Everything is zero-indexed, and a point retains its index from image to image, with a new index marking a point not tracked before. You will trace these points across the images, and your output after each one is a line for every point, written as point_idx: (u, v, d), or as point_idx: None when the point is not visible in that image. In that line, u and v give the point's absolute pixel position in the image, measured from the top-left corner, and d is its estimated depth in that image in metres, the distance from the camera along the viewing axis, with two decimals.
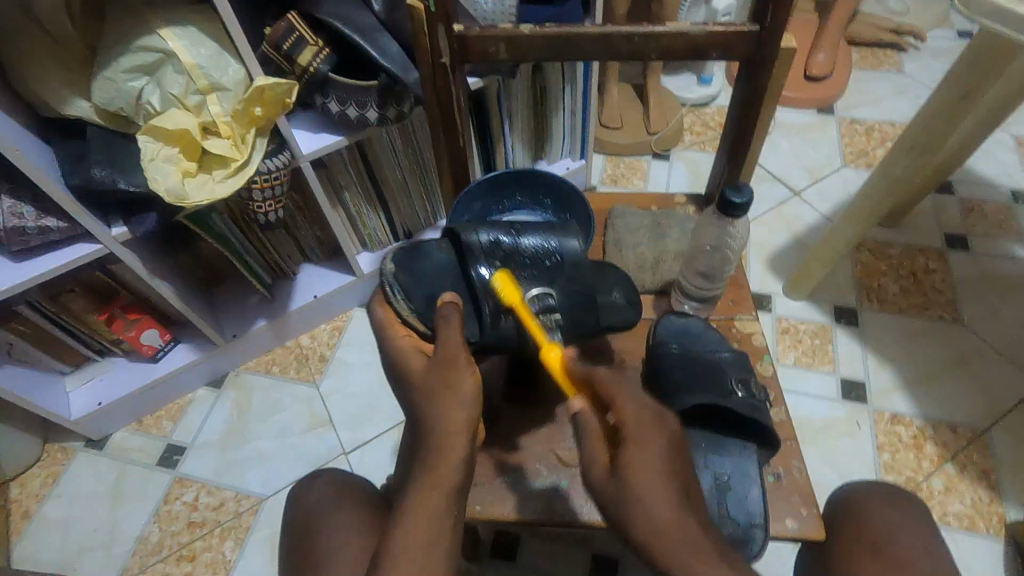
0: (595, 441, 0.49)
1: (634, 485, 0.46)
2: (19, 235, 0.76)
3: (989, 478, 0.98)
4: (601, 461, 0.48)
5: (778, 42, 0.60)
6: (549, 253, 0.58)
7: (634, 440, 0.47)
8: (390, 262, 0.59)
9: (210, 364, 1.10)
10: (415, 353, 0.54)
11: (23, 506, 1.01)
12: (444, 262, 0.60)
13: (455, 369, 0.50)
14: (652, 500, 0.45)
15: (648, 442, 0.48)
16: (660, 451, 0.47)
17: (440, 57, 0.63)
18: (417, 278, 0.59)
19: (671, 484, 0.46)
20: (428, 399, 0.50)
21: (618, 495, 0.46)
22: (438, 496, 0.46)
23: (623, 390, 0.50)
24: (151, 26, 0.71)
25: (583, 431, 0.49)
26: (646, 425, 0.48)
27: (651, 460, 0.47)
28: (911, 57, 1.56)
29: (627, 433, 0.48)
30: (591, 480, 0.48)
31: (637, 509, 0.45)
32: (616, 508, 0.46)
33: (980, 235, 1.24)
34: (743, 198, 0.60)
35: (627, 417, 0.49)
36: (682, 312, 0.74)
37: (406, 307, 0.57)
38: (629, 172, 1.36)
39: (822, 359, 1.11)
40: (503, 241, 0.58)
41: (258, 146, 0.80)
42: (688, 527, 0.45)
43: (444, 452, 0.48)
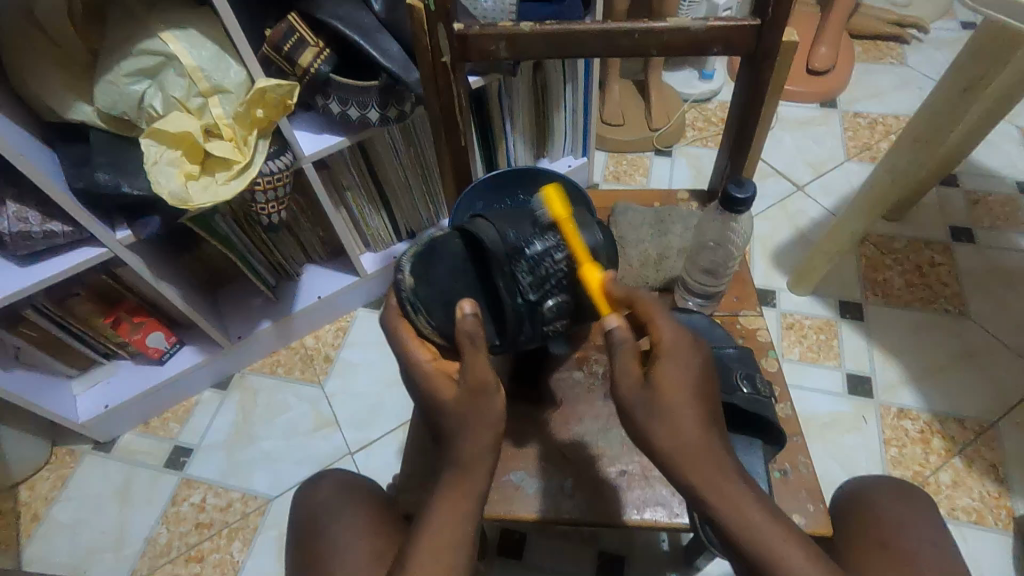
0: (628, 357, 0.50)
1: (674, 397, 0.48)
2: (25, 239, 0.76)
3: (997, 471, 0.97)
4: (634, 373, 0.49)
5: (780, 33, 0.60)
6: (575, 251, 0.55)
7: (670, 355, 0.50)
8: (406, 276, 0.56)
9: (216, 366, 1.10)
10: (442, 378, 0.53)
11: (32, 508, 1.02)
12: (459, 264, 0.56)
13: (485, 394, 0.50)
14: (682, 422, 0.47)
15: (683, 356, 0.50)
16: (695, 368, 0.50)
17: (441, 56, 0.63)
18: (435, 290, 0.55)
19: (699, 408, 0.48)
20: (457, 424, 0.50)
21: (654, 406, 0.48)
22: (461, 502, 0.48)
23: (659, 314, 0.53)
24: (152, 30, 0.72)
25: (617, 348, 0.50)
26: (682, 345, 0.51)
27: (687, 368, 0.50)
28: (913, 49, 1.55)
29: (663, 349, 0.51)
30: (618, 389, 0.50)
31: (671, 424, 0.47)
32: (649, 415, 0.48)
33: (985, 227, 1.23)
34: (746, 193, 0.60)
35: (663, 336, 0.52)
36: (687, 309, 0.72)
37: (427, 323, 0.55)
38: (631, 169, 1.36)
39: (827, 353, 1.10)
40: (527, 247, 0.53)
41: (260, 148, 0.81)
42: (712, 451, 0.46)
43: (472, 470, 0.49)
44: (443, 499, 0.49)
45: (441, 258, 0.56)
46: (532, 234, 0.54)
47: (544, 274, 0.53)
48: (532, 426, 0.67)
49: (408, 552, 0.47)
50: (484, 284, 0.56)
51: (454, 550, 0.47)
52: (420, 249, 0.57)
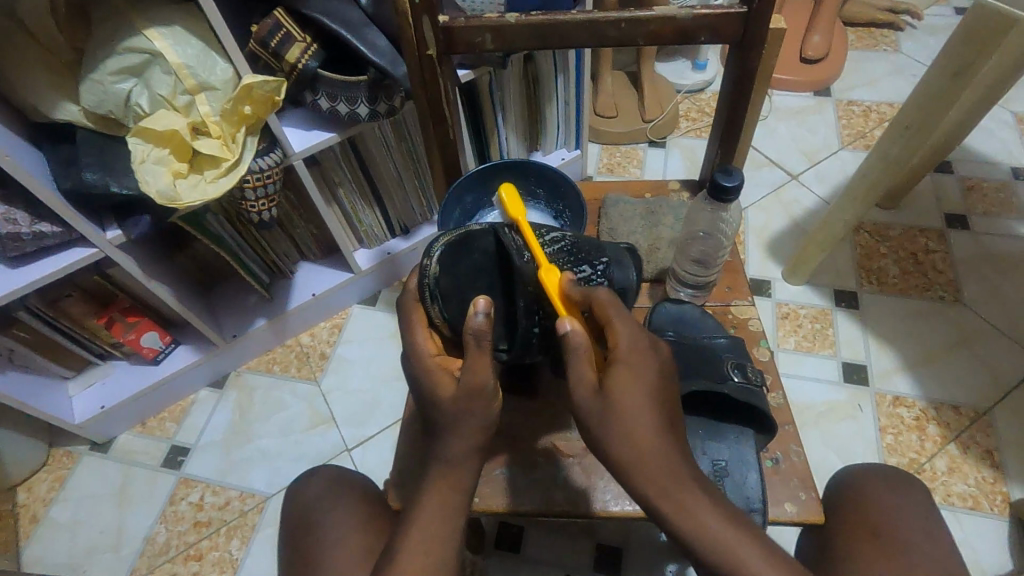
0: (583, 362, 0.48)
1: (623, 404, 0.45)
2: (14, 241, 0.76)
3: (992, 458, 0.98)
4: (587, 380, 0.47)
5: (766, 21, 0.59)
6: (595, 285, 0.58)
7: (625, 365, 0.47)
8: (434, 262, 0.57)
9: (211, 365, 1.10)
10: (442, 374, 0.53)
11: (31, 510, 1.02)
12: (485, 266, 0.57)
13: (483, 397, 0.49)
14: (638, 425, 0.45)
15: (639, 364, 0.48)
16: (651, 378, 0.47)
17: (427, 48, 0.62)
18: (457, 284, 0.56)
19: (656, 413, 0.46)
20: (450, 422, 0.50)
21: (604, 417, 0.46)
22: (434, 488, 0.49)
23: (618, 317, 0.50)
24: (137, 27, 0.71)
25: (571, 352, 0.48)
26: (640, 355, 0.48)
27: (640, 384, 0.47)
28: (907, 36, 1.55)
29: (617, 358, 0.48)
30: (573, 400, 0.47)
31: (626, 429, 0.45)
32: (602, 426, 0.46)
33: (980, 214, 1.23)
34: (734, 182, 0.60)
35: (620, 340, 0.48)
36: (678, 300, 0.73)
37: (440, 313, 0.56)
38: (625, 161, 1.36)
39: (822, 343, 1.10)
40: (559, 279, 0.56)
41: (248, 145, 0.80)
42: (666, 458, 0.45)
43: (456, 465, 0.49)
44: (424, 491, 0.49)
45: (474, 256, 0.57)
46: (566, 264, 0.57)
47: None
48: (524, 419, 0.67)
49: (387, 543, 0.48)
50: (503, 290, 0.57)
51: (433, 540, 0.47)
52: (454, 239, 0.58)
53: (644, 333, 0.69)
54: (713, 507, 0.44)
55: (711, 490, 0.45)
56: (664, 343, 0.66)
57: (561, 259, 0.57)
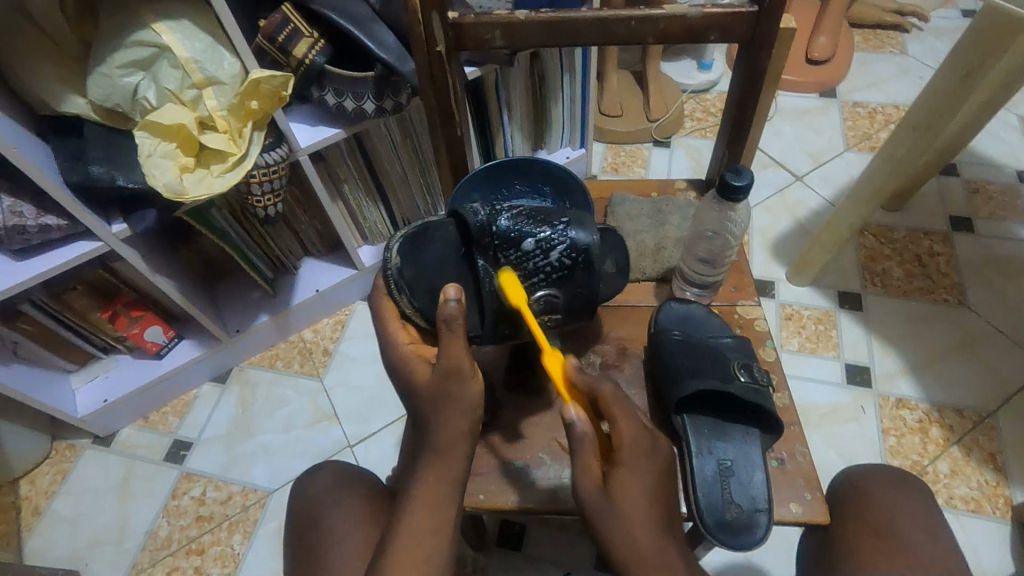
0: (589, 455, 0.49)
1: (624, 504, 0.49)
2: (20, 234, 0.76)
3: (995, 461, 0.98)
4: (592, 473, 0.49)
5: (777, 21, 0.59)
6: (557, 245, 0.55)
7: (627, 462, 0.50)
8: (395, 250, 0.56)
9: (213, 360, 1.10)
10: (418, 361, 0.54)
11: (33, 502, 1.02)
12: (447, 250, 0.57)
13: (459, 379, 0.50)
14: (636, 526, 0.49)
15: (640, 463, 0.51)
16: (650, 476, 0.51)
17: (436, 45, 0.62)
18: (423, 272, 0.56)
19: (654, 512, 0.50)
20: (433, 408, 0.50)
21: (606, 513, 0.49)
22: (438, 484, 0.49)
23: (622, 409, 0.52)
24: (145, 21, 0.71)
25: (576, 443, 0.49)
26: (642, 450, 0.51)
27: (640, 481, 0.50)
28: (914, 38, 1.54)
29: (621, 454, 0.50)
30: (576, 488, 0.50)
31: (624, 529, 0.49)
32: (602, 521, 0.49)
33: (985, 217, 1.23)
34: (743, 182, 0.60)
35: (625, 439, 0.51)
36: (684, 299, 0.73)
37: (409, 304, 0.57)
38: (629, 161, 1.35)
39: (825, 344, 1.10)
40: (519, 241, 0.55)
41: (255, 139, 0.80)
42: (663, 557, 0.48)
43: (445, 454, 0.50)
44: (429, 488, 0.49)
45: (433, 241, 0.57)
46: (528, 225, 0.55)
47: (531, 269, 0.55)
48: (528, 417, 0.67)
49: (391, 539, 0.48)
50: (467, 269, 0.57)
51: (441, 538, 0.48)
52: (415, 228, 0.58)
53: (650, 333, 0.69)
54: None
55: None
56: (669, 342, 0.66)
57: (521, 222, 0.55)
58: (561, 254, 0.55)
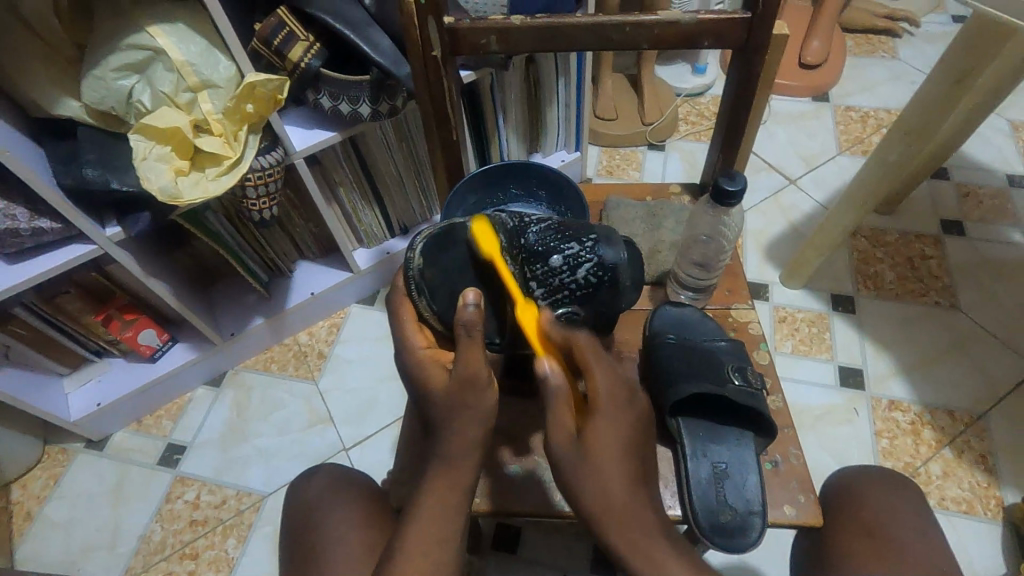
0: (563, 407, 0.50)
1: (598, 456, 0.49)
2: (13, 237, 0.75)
3: (987, 462, 0.98)
4: (565, 426, 0.49)
5: (770, 27, 0.60)
6: (584, 262, 0.56)
7: (602, 414, 0.51)
8: (417, 254, 0.57)
9: (208, 363, 1.09)
10: (434, 366, 0.54)
11: (25, 507, 1.01)
12: (471, 256, 0.58)
13: (476, 387, 0.50)
14: (610, 477, 0.49)
15: (615, 415, 0.51)
16: (625, 430, 0.51)
17: (431, 49, 0.62)
18: (444, 276, 0.57)
19: (628, 466, 0.50)
20: (446, 416, 0.50)
21: (580, 468, 0.49)
22: (448, 495, 0.49)
23: (598, 363, 0.53)
24: (139, 24, 0.71)
25: (550, 395, 0.50)
26: (617, 403, 0.52)
27: (615, 436, 0.51)
28: (905, 43, 1.56)
29: (596, 406, 0.51)
30: (550, 446, 0.49)
31: (598, 483, 0.48)
32: (578, 475, 0.49)
33: (975, 220, 1.24)
34: (737, 186, 0.60)
35: (600, 391, 0.52)
36: (679, 302, 0.73)
37: (428, 307, 0.57)
38: (624, 164, 1.36)
39: (819, 346, 1.11)
40: (546, 256, 0.56)
41: (250, 143, 0.80)
42: (637, 509, 0.49)
43: (460, 461, 0.49)
44: (425, 492, 0.49)
45: (457, 247, 0.57)
46: (557, 241, 0.56)
47: (555, 285, 0.56)
48: (524, 420, 0.67)
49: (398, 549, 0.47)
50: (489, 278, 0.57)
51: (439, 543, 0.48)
52: (437, 231, 0.58)
53: (645, 336, 0.69)
54: (681, 559, 0.47)
55: (673, 539, 0.49)
56: (664, 345, 0.67)
57: (549, 237, 0.57)
58: (587, 272, 0.56)
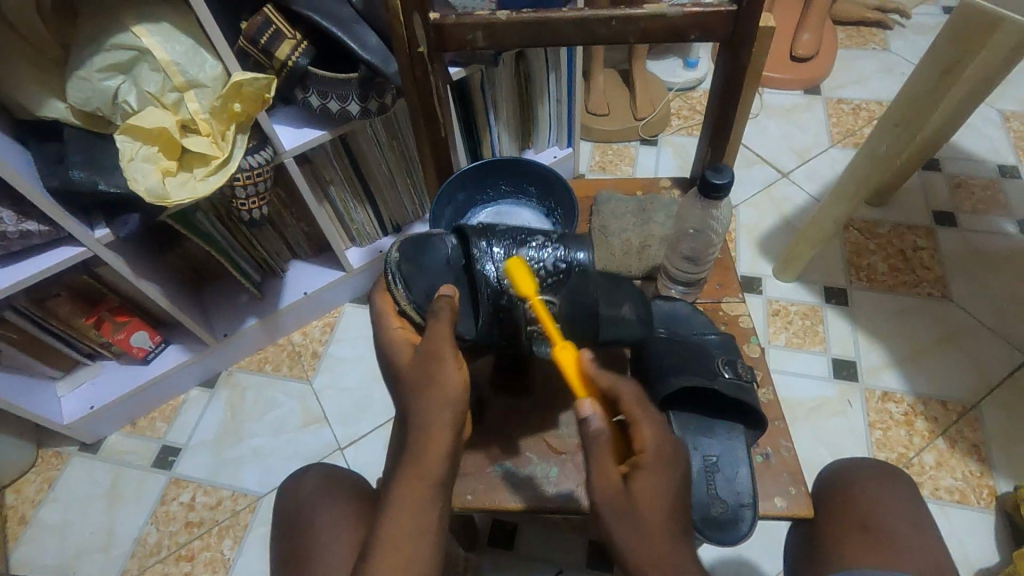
0: (604, 454, 0.47)
1: (645, 508, 0.47)
2: (1, 240, 0.75)
3: (980, 452, 0.99)
4: (611, 476, 0.47)
5: (757, 18, 0.59)
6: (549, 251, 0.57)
7: (648, 467, 0.49)
8: (396, 249, 0.58)
9: (201, 365, 1.09)
10: (405, 344, 0.54)
11: (19, 511, 1.01)
12: (448, 258, 0.59)
13: (440, 360, 0.50)
14: (654, 535, 0.46)
15: (664, 468, 0.49)
16: (674, 483, 0.49)
17: (418, 46, 0.62)
18: (422, 271, 0.58)
19: (674, 520, 0.47)
20: (412, 389, 0.51)
21: (627, 517, 0.46)
22: (424, 488, 0.48)
23: (645, 416, 0.51)
24: (123, 24, 0.70)
25: (590, 441, 0.47)
26: (665, 457, 0.49)
27: (665, 488, 0.48)
28: (896, 34, 1.56)
29: (643, 460, 0.49)
30: (591, 493, 0.47)
31: (640, 534, 0.46)
32: (620, 523, 0.46)
33: (967, 211, 1.25)
34: (723, 179, 0.60)
35: (647, 444, 0.50)
36: (669, 296, 0.73)
37: (404, 296, 0.57)
38: (616, 159, 1.36)
39: (813, 339, 1.11)
40: (515, 247, 0.57)
41: (239, 142, 0.80)
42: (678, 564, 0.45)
43: (427, 444, 0.48)
44: (402, 485, 0.48)
45: (434, 250, 0.59)
46: (523, 238, 0.58)
47: (525, 271, 0.56)
48: (520, 418, 0.67)
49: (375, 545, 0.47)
50: (466, 277, 0.58)
51: (419, 538, 0.47)
52: (414, 238, 0.60)
53: None
54: None
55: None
56: (654, 339, 0.67)
57: (516, 234, 0.58)
58: (555, 260, 0.57)
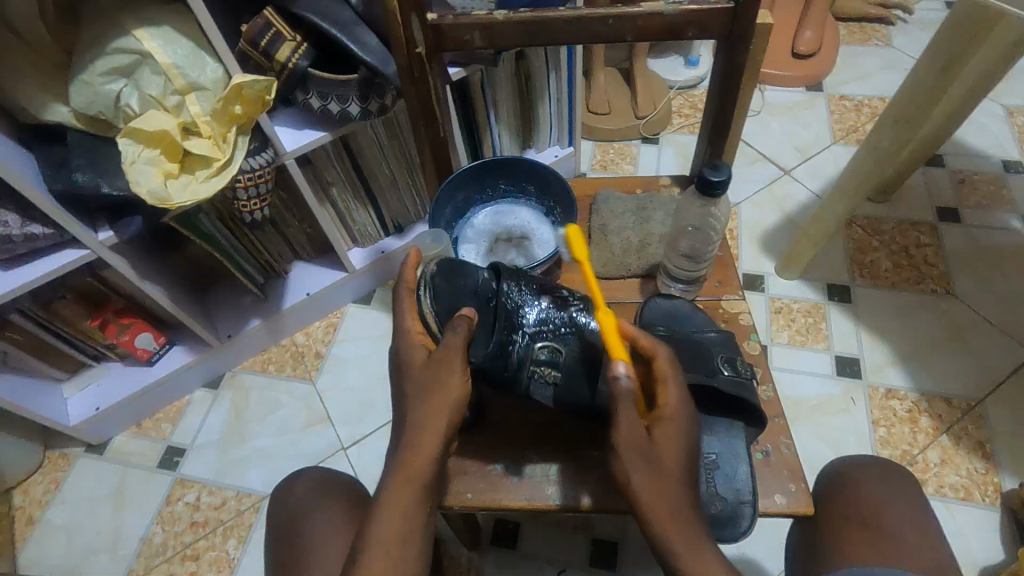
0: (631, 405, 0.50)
1: (663, 454, 0.50)
2: (6, 243, 0.76)
3: (985, 449, 0.98)
4: (636, 423, 0.50)
5: (754, 15, 0.59)
6: (569, 308, 0.61)
7: (669, 420, 0.52)
8: (433, 264, 0.58)
9: (206, 366, 1.10)
10: (419, 348, 0.55)
11: (27, 512, 1.02)
12: (478, 287, 0.59)
13: (449, 369, 0.52)
14: (666, 479, 0.49)
15: (682, 423, 0.52)
16: (690, 437, 0.52)
17: (416, 46, 0.63)
18: (451, 289, 0.57)
19: (685, 470, 0.50)
20: (418, 390, 0.52)
21: (648, 459, 0.49)
22: (411, 489, 0.49)
23: (672, 378, 0.55)
24: (125, 28, 0.71)
25: (619, 393, 0.51)
26: (685, 415, 0.53)
27: (681, 439, 0.51)
28: (899, 30, 1.55)
29: (665, 413, 0.52)
30: (616, 437, 0.50)
31: (654, 478, 0.49)
32: (637, 465, 0.49)
33: (971, 207, 1.24)
34: (722, 177, 0.60)
35: (670, 401, 0.53)
36: (669, 294, 0.73)
37: (429, 306, 0.56)
38: (618, 158, 1.36)
39: (816, 336, 1.11)
40: (539, 297, 0.61)
41: (240, 144, 0.80)
42: (681, 513, 0.48)
43: (419, 445, 0.50)
44: (389, 486, 0.49)
45: (465, 276, 0.59)
46: (549, 289, 0.62)
47: (543, 320, 0.60)
48: (519, 417, 0.67)
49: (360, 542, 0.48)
50: (490, 307, 0.59)
51: (404, 536, 0.48)
52: (447, 258, 0.60)
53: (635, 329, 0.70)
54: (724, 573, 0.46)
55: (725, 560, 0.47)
56: (653, 337, 0.67)
57: (544, 284, 0.62)
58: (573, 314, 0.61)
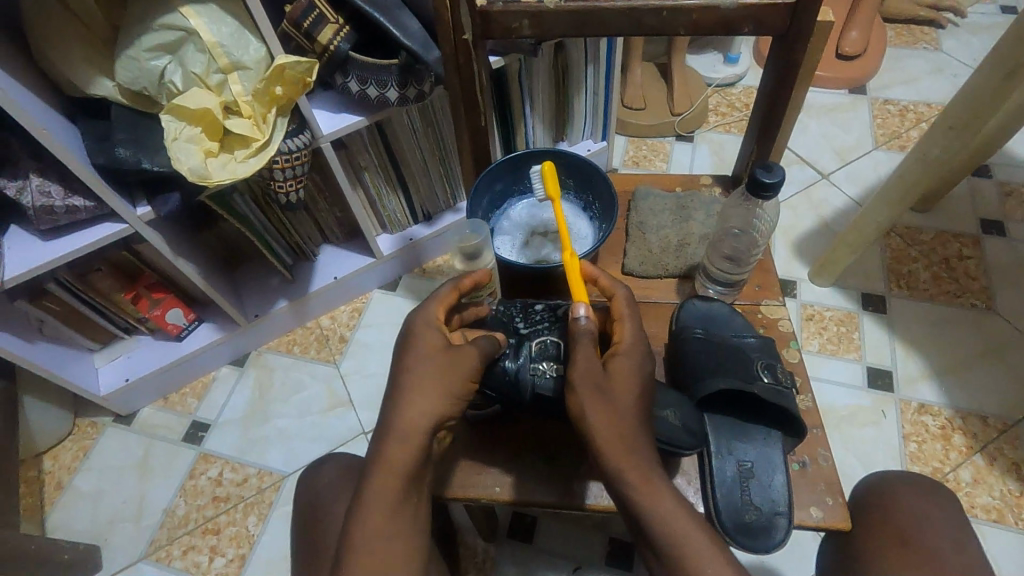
0: (586, 344, 0.53)
1: (617, 383, 0.52)
2: (48, 214, 0.77)
3: (1020, 471, 0.95)
4: (592, 356, 0.53)
5: (814, 13, 0.57)
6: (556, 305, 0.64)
7: (623, 353, 0.54)
8: None
9: (232, 344, 1.11)
10: (437, 330, 0.54)
11: (57, 476, 1.04)
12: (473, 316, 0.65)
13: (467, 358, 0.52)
14: (620, 404, 0.50)
15: (638, 356, 0.54)
16: (646, 372, 0.54)
17: (463, 33, 0.62)
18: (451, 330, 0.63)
19: (639, 398, 0.52)
20: (430, 367, 0.51)
21: (602, 386, 0.51)
22: None
23: (629, 316, 0.58)
24: (173, 4, 0.71)
25: (579, 331, 0.54)
26: (640, 349, 0.55)
27: (637, 371, 0.53)
28: (949, 34, 1.50)
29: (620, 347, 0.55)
30: (576, 365, 0.52)
31: (609, 406, 0.50)
32: (594, 391, 0.50)
33: (1017, 221, 1.20)
34: (774, 178, 0.58)
35: (625, 337, 0.56)
36: (706, 296, 0.71)
37: None
38: (651, 154, 1.34)
39: (847, 346, 1.08)
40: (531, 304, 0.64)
41: (279, 126, 0.80)
42: (637, 449, 0.48)
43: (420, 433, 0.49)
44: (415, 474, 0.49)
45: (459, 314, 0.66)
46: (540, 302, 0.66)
47: (535, 321, 0.63)
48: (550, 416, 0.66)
49: (370, 510, 0.48)
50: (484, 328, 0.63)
51: None
52: None
53: (671, 331, 0.69)
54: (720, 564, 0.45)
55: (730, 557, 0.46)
56: (690, 340, 0.66)
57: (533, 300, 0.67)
58: (562, 309, 0.63)
